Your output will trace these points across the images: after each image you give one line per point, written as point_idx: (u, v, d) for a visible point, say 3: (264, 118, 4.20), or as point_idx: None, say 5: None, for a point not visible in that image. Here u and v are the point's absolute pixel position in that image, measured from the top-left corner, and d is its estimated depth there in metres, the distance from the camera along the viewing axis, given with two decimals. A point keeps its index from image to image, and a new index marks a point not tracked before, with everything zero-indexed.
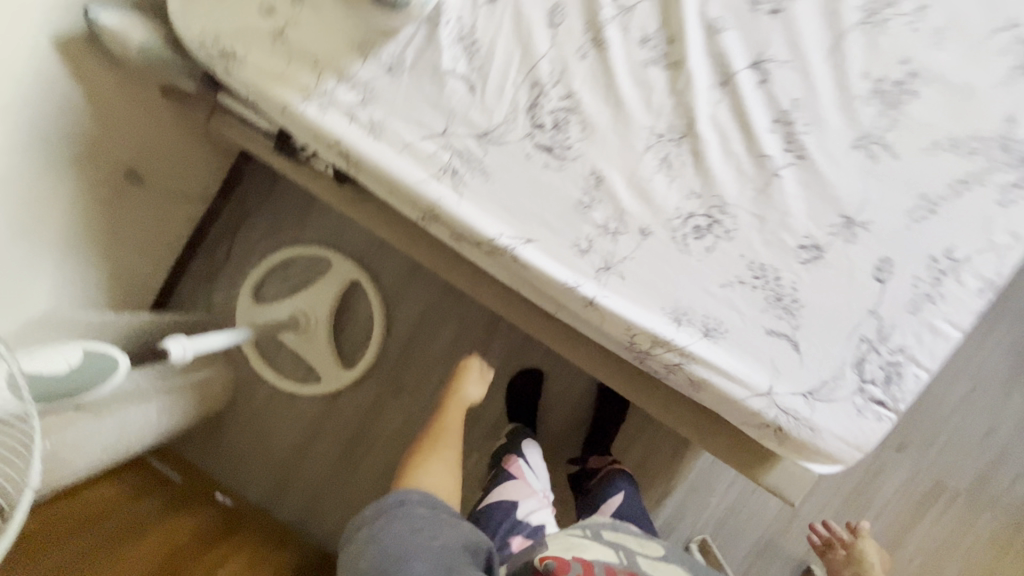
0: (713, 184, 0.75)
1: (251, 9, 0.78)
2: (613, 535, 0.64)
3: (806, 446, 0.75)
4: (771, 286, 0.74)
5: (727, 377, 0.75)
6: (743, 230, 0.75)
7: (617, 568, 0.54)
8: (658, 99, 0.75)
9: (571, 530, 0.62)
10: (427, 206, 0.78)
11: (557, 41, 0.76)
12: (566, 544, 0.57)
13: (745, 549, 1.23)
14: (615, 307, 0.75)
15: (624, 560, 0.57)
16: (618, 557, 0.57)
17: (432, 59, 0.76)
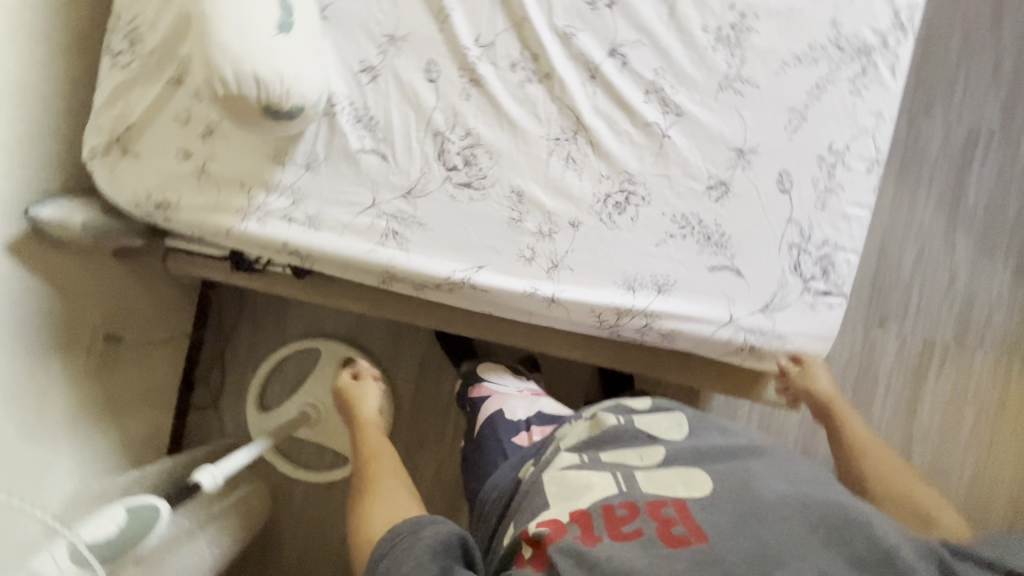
0: (616, 163, 0.84)
1: (169, 158, 0.85)
2: (614, 456, 0.65)
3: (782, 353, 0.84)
4: (698, 230, 0.83)
5: (693, 321, 0.83)
6: (657, 192, 0.83)
7: (615, 506, 0.56)
8: (545, 109, 0.84)
9: (569, 463, 0.65)
10: (382, 271, 0.85)
11: (441, 92, 0.85)
12: (562, 490, 0.60)
13: None
14: (575, 296, 0.83)
15: (620, 488, 0.58)
16: (616, 484, 0.59)
17: (342, 145, 0.84)
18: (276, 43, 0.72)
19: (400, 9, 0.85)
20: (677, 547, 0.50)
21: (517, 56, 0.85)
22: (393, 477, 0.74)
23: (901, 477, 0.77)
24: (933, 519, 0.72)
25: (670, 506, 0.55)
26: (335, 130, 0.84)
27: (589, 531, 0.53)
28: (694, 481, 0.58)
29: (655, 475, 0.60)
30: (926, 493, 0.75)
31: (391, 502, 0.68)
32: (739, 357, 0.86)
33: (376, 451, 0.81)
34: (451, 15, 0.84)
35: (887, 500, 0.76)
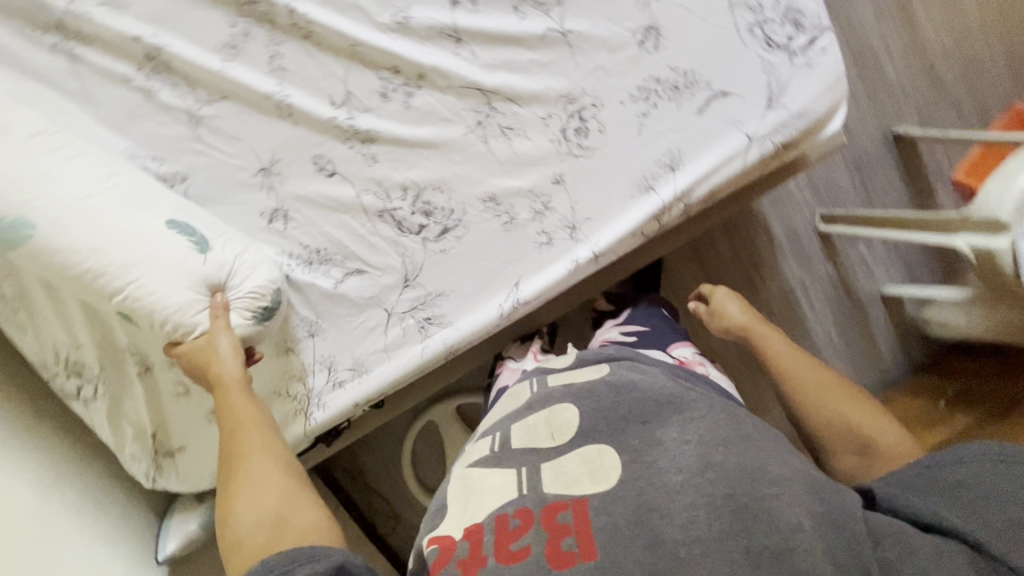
0: (547, 96, 0.75)
1: (205, 427, 0.80)
2: (526, 435, 0.67)
3: (815, 125, 0.79)
4: (662, 88, 0.76)
5: (722, 166, 0.78)
6: (601, 88, 0.76)
7: (509, 517, 0.56)
8: (444, 108, 0.75)
9: (478, 458, 0.67)
10: (446, 355, 0.82)
11: (349, 176, 0.76)
12: (467, 495, 0.62)
13: (847, 176, 1.37)
14: (611, 237, 0.78)
15: (521, 492, 0.59)
16: (517, 488, 0.59)
17: (322, 293, 0.79)
18: (210, 258, 0.67)
19: (245, 137, 0.74)
20: (563, 568, 0.51)
21: (380, 83, 0.74)
22: (276, 461, 0.61)
23: (839, 408, 0.73)
24: (878, 452, 0.70)
25: (568, 509, 0.55)
26: (303, 287, 0.78)
27: (476, 552, 0.54)
28: (601, 471, 0.58)
29: (562, 467, 0.60)
30: (865, 416, 0.72)
31: (272, 496, 0.58)
32: (782, 160, 0.81)
33: (250, 421, 0.63)
34: (290, 101, 0.73)
35: (828, 439, 0.74)
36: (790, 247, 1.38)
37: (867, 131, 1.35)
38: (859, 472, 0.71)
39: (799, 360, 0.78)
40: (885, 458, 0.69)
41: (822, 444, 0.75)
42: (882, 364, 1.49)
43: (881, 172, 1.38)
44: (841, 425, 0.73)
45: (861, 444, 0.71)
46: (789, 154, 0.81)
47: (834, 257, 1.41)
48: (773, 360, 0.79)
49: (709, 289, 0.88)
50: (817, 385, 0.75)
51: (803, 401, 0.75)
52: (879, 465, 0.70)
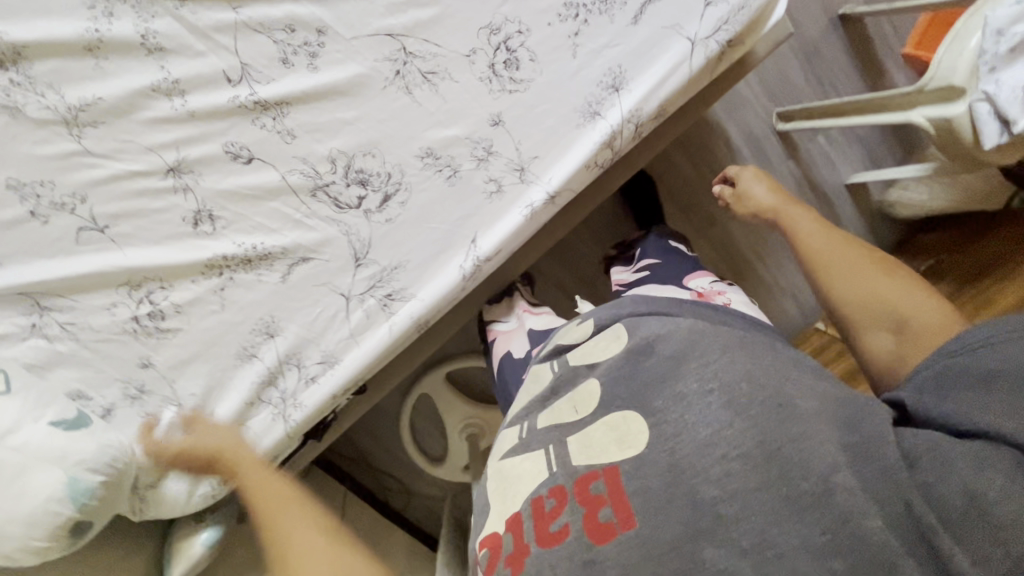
0: (467, 29, 0.68)
1: (178, 447, 0.76)
2: (550, 416, 0.63)
3: (759, 18, 0.74)
4: (590, 1, 0.69)
5: (668, 77, 0.73)
6: (524, 11, 0.69)
7: (544, 499, 0.53)
8: (355, 64, 0.67)
9: (510, 444, 0.64)
10: (415, 329, 0.78)
11: (269, 159, 0.69)
12: (502, 482, 0.60)
13: (799, 68, 1.33)
14: (563, 173, 0.73)
15: (551, 471, 0.56)
16: (547, 467, 0.56)
17: (272, 290, 0.74)
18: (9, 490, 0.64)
19: (143, 136, 0.66)
20: (603, 542, 0.48)
21: (278, 47, 0.65)
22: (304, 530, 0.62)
23: (876, 294, 0.72)
24: (914, 336, 0.67)
25: (598, 478, 0.52)
26: (249, 287, 0.73)
27: (520, 543, 0.52)
28: (630, 434, 0.54)
29: (588, 438, 0.57)
30: (898, 293, 0.71)
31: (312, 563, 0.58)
32: (730, 62, 0.75)
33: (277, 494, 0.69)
34: (183, 84, 0.65)
35: (865, 329, 0.73)
36: (749, 152, 1.36)
37: (813, 17, 1.30)
38: (897, 364, 0.69)
39: (842, 251, 0.78)
40: (923, 341, 0.67)
41: (859, 337, 0.74)
42: None
43: (831, 59, 1.33)
44: (877, 312, 0.71)
45: (889, 319, 0.70)
46: (736, 53, 0.75)
47: (796, 156, 1.39)
48: (810, 254, 0.80)
49: (739, 176, 0.95)
50: (855, 272, 0.75)
51: (833, 284, 0.76)
52: (910, 344, 0.68)
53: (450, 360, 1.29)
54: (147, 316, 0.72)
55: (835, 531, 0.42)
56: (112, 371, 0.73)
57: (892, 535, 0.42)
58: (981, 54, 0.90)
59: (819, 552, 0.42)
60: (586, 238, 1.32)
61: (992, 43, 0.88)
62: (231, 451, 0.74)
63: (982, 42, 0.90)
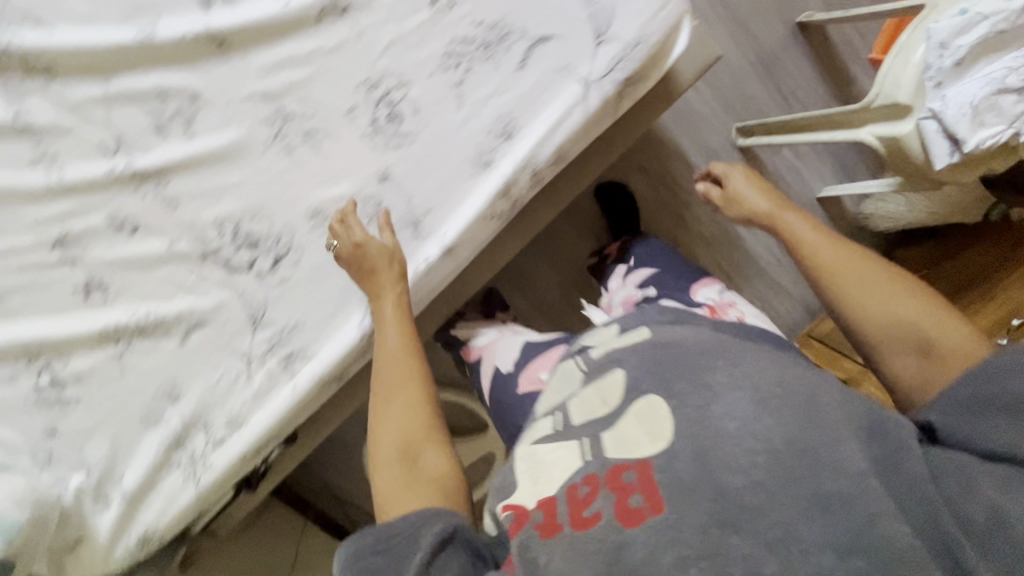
0: (343, 87, 0.66)
1: (86, 516, 0.75)
2: (578, 407, 0.56)
3: (658, 54, 0.70)
4: (471, 48, 0.66)
5: (562, 122, 0.69)
6: (402, 65, 0.66)
7: (578, 484, 0.48)
8: (232, 129, 0.66)
9: (539, 433, 0.57)
10: (321, 387, 0.76)
11: (155, 228, 0.68)
12: (530, 465, 0.53)
13: (759, 81, 1.26)
14: (457, 225, 0.70)
15: (586, 456, 0.50)
16: (582, 453, 0.50)
17: (172, 355, 0.73)
18: None
19: (25, 210, 0.66)
20: (634, 526, 0.44)
21: (150, 117, 0.65)
22: (413, 396, 0.59)
23: (895, 301, 0.58)
24: (942, 354, 0.55)
25: (630, 468, 0.47)
26: (148, 352, 0.73)
27: (550, 517, 0.47)
28: (657, 424, 0.49)
29: (619, 428, 0.50)
30: (924, 308, 0.57)
31: (404, 422, 0.58)
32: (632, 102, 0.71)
33: (398, 348, 0.63)
34: (61, 156, 0.65)
35: (880, 345, 0.59)
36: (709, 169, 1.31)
37: (769, 27, 1.24)
38: (921, 387, 0.56)
39: (841, 248, 0.63)
40: (955, 362, 0.54)
41: (871, 354, 0.60)
42: None
43: (792, 68, 1.27)
44: (896, 324, 0.58)
45: (918, 339, 0.56)
46: (637, 91, 0.71)
47: (761, 171, 1.33)
48: (809, 256, 0.65)
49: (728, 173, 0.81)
50: (865, 276, 0.60)
51: (845, 292, 0.61)
52: (947, 369, 0.54)
53: None
54: (48, 387, 0.72)
55: (860, 530, 0.39)
56: (16, 442, 0.73)
57: (921, 544, 0.39)
58: (926, 70, 0.83)
59: (845, 551, 0.39)
60: (541, 265, 1.30)
61: (935, 57, 0.82)
62: (385, 267, 0.66)
63: (926, 56, 0.83)
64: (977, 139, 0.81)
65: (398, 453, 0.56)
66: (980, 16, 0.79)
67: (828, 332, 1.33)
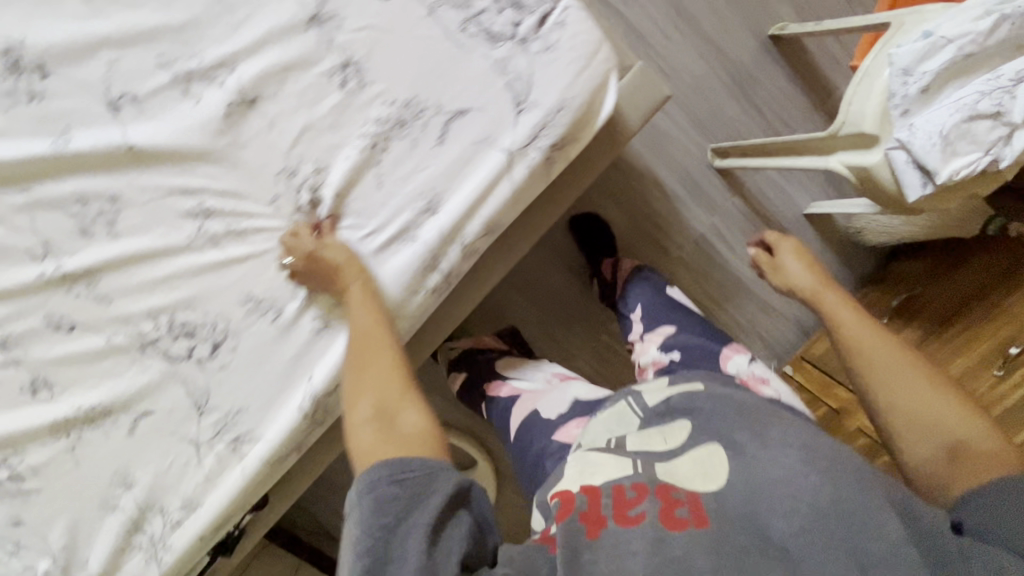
0: (261, 175, 0.65)
1: None
2: (637, 440, 0.63)
3: (586, 116, 0.67)
4: (386, 126, 0.64)
5: (488, 193, 0.67)
6: (318, 150, 0.65)
7: (626, 487, 0.56)
8: (156, 226, 0.66)
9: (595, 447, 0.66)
10: (271, 465, 0.76)
11: (91, 324, 0.69)
12: (583, 467, 0.62)
13: (734, 99, 1.21)
14: (388, 303, 0.69)
15: (637, 471, 0.58)
16: (634, 466, 0.59)
17: (123, 443, 0.74)
18: None
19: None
20: (676, 530, 0.52)
21: (75, 220, 0.65)
22: (386, 365, 0.60)
23: (930, 398, 0.62)
24: (969, 457, 0.58)
25: (680, 490, 0.56)
26: (99, 442, 0.74)
27: (595, 512, 0.55)
28: (710, 470, 0.57)
29: (674, 464, 0.59)
30: (956, 410, 0.61)
31: (380, 390, 0.58)
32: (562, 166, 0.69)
33: (369, 325, 0.64)
34: None
35: (910, 437, 0.62)
36: (686, 191, 1.26)
37: (739, 43, 1.18)
38: (946, 484, 0.59)
39: (886, 341, 0.67)
40: (979, 467, 0.57)
41: (898, 442, 0.64)
42: None
43: (767, 83, 1.21)
44: (928, 421, 0.62)
45: (946, 436, 0.60)
46: (567, 155, 0.68)
47: (741, 190, 1.27)
48: (849, 341, 0.69)
49: (778, 243, 0.90)
50: (902, 371, 0.65)
51: (879, 379, 0.65)
52: (969, 470, 0.58)
53: None
54: (7, 480, 0.73)
55: None
56: None
57: None
58: (891, 97, 0.78)
59: None
60: (518, 301, 1.28)
61: (899, 85, 0.76)
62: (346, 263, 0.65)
63: (890, 83, 0.77)
64: (949, 170, 0.76)
65: (373, 415, 0.56)
66: (943, 39, 0.72)
67: (822, 354, 1.26)
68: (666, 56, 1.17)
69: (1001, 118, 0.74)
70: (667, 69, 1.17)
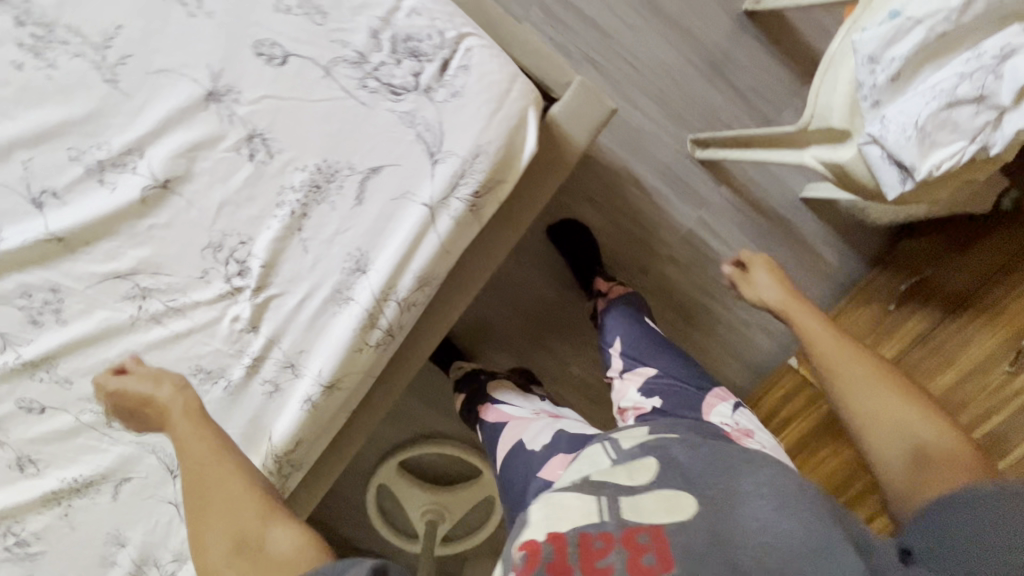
0: (188, 253, 0.65)
1: None
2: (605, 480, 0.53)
3: (507, 157, 0.63)
4: (302, 191, 0.63)
5: (414, 248, 0.64)
6: (240, 223, 0.64)
7: (593, 534, 0.45)
8: (100, 310, 0.67)
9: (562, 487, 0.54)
10: None
11: (60, 404, 0.72)
12: (549, 510, 0.50)
13: (711, 84, 1.12)
14: (331, 364, 0.69)
15: (604, 512, 0.47)
16: (597, 507, 0.48)
17: (107, 510, 0.78)
18: None
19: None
20: None
21: (24, 312, 0.67)
22: (227, 492, 0.58)
23: (898, 403, 0.59)
24: (941, 461, 0.54)
25: (646, 530, 0.46)
26: (85, 509, 0.78)
27: (557, 565, 0.43)
28: (679, 504, 0.48)
29: (642, 503, 0.49)
30: (920, 411, 0.58)
31: (229, 524, 0.57)
32: (490, 213, 0.65)
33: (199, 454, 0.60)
34: None
35: (877, 439, 0.58)
36: (668, 186, 1.19)
37: (711, 25, 1.10)
38: (915, 492, 0.54)
39: (850, 346, 0.65)
40: (949, 472, 0.53)
41: (866, 447, 0.59)
42: (832, 271, 1.26)
43: (746, 62, 1.12)
44: (897, 424, 0.58)
45: (915, 440, 0.56)
46: (493, 200, 0.65)
47: (728, 178, 1.19)
48: (812, 347, 0.67)
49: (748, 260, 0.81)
50: (866, 375, 0.62)
51: (843, 383, 0.63)
52: (940, 476, 0.53)
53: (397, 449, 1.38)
54: (15, 545, 0.77)
55: None
56: None
57: None
58: (859, 88, 0.70)
59: None
60: (503, 314, 1.26)
61: (866, 75, 0.68)
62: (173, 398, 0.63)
63: (856, 73, 0.69)
64: (930, 164, 0.68)
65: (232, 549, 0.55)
66: (911, 20, 0.64)
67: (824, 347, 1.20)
68: (630, 48, 1.09)
69: (986, 102, 0.65)
70: (634, 61, 1.10)
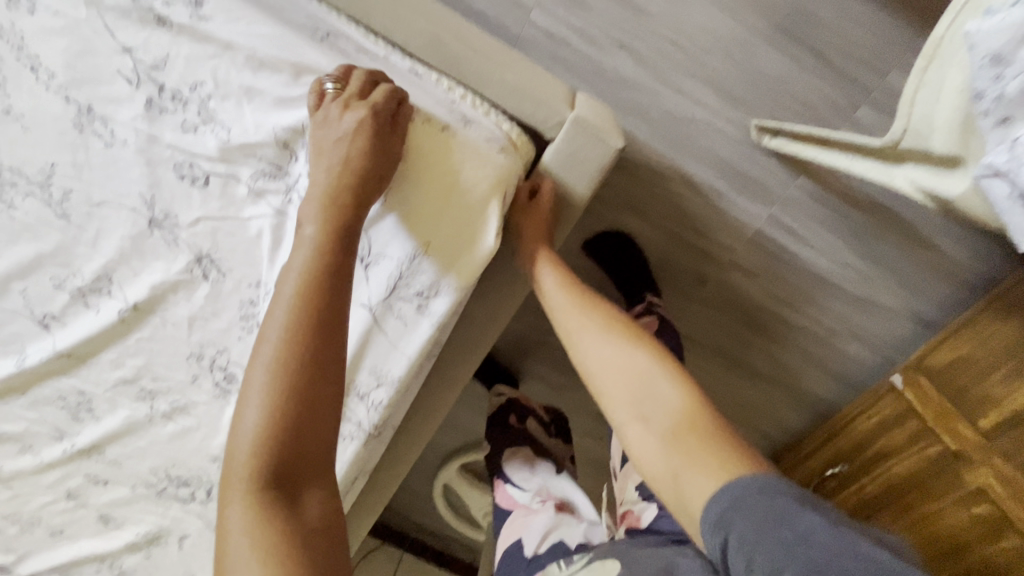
0: (173, 364, 0.63)
1: None
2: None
3: (452, 252, 0.56)
4: (243, 306, 0.60)
5: (358, 352, 0.59)
6: (211, 334, 0.62)
7: None
8: (123, 409, 0.72)
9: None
10: None
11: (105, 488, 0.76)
12: None
13: (783, 50, 0.87)
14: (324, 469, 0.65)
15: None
16: None
17: (174, 561, 0.78)
18: None
19: (18, 487, 0.75)
20: None
21: (64, 410, 0.73)
22: (299, 405, 0.45)
23: (645, 379, 0.53)
24: (689, 437, 0.48)
25: None
26: None
27: None
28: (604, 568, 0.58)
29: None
30: (648, 364, 0.54)
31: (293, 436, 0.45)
32: (446, 317, 0.58)
33: (290, 330, 0.47)
34: (33, 443, 0.74)
35: (628, 424, 0.52)
36: (731, 182, 0.96)
37: None
38: (673, 480, 0.47)
39: (595, 316, 0.60)
40: (693, 436, 0.48)
41: (624, 439, 0.53)
42: (959, 270, 0.97)
43: (833, 14, 0.84)
44: (645, 404, 0.52)
45: (649, 403, 0.51)
46: (446, 301, 0.57)
47: (809, 166, 0.94)
48: (563, 327, 0.61)
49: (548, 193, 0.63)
50: (615, 351, 0.56)
51: (587, 358, 0.58)
52: (687, 449, 0.47)
53: (456, 457, 1.39)
54: None
55: None
56: None
57: None
58: (976, 100, 0.48)
59: None
60: (545, 332, 1.17)
61: (988, 82, 0.46)
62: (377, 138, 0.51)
63: (973, 79, 0.48)
64: None
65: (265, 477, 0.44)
66: None
67: (943, 366, 0.93)
68: (672, 20, 0.87)
69: None
70: (677, 36, 0.88)
